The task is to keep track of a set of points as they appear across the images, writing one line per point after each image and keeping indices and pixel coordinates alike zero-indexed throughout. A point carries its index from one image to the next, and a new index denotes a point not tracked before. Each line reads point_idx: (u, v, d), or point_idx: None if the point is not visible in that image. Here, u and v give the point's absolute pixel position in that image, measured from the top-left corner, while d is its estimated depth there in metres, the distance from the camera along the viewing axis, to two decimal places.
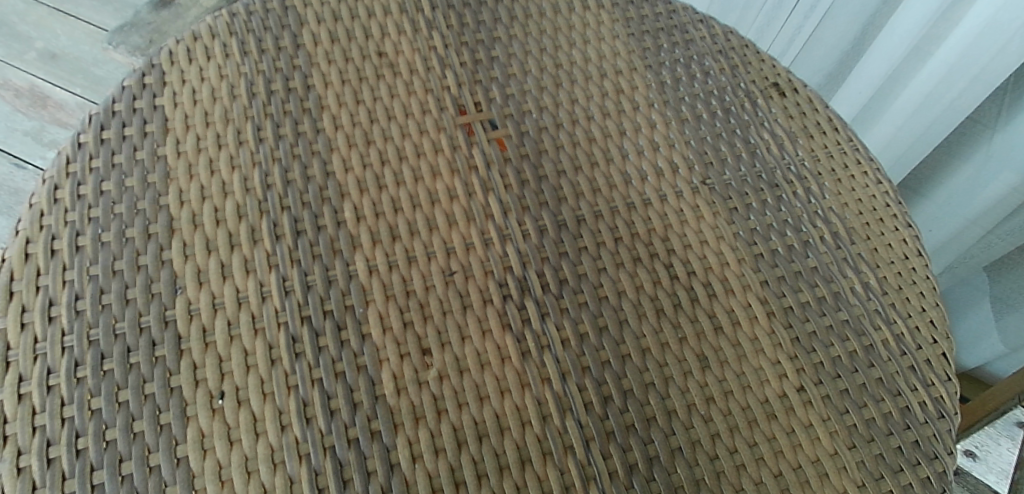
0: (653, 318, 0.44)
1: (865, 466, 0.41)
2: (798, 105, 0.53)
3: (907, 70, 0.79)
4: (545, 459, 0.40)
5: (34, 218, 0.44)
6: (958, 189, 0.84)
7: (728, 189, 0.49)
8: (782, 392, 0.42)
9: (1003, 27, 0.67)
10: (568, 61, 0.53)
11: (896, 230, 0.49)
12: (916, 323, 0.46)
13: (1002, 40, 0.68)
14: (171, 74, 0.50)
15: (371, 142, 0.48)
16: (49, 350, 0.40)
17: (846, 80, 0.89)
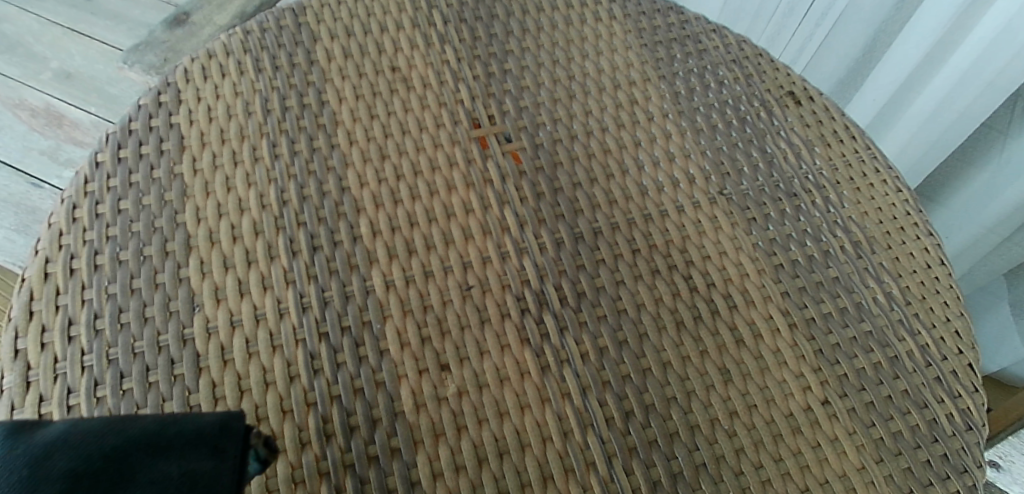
0: (673, 331, 0.43)
1: (893, 481, 0.40)
2: (813, 114, 0.53)
3: (920, 77, 0.79)
4: (567, 476, 0.39)
5: (52, 238, 0.44)
6: (970, 199, 0.83)
7: (745, 199, 0.48)
8: (806, 405, 0.42)
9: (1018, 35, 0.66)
10: (581, 73, 0.53)
11: (917, 239, 0.48)
12: (941, 334, 0.45)
13: (1017, 46, 0.67)
14: (186, 92, 0.50)
15: (386, 157, 0.48)
16: (69, 370, 0.40)
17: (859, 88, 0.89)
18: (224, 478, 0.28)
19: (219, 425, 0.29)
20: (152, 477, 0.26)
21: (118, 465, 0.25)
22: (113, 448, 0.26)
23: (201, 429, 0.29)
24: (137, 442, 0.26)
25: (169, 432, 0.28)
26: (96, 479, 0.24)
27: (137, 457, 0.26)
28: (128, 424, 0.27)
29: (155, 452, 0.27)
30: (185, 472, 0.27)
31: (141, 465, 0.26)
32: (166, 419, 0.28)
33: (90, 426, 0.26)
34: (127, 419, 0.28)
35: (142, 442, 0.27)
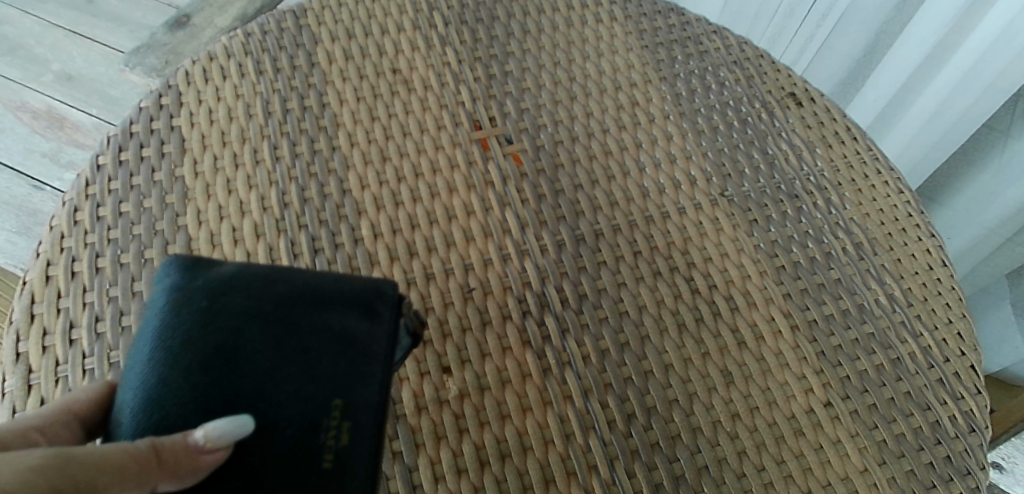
0: (674, 333, 0.43)
1: (897, 483, 0.40)
2: (815, 115, 0.53)
3: (921, 79, 0.79)
4: (569, 478, 0.39)
5: (54, 240, 0.44)
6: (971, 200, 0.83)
7: (747, 201, 0.48)
8: (808, 407, 0.42)
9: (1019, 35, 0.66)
10: (582, 75, 0.53)
11: (919, 240, 0.48)
12: (943, 335, 0.45)
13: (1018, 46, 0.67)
14: (187, 94, 0.50)
15: (387, 159, 0.48)
16: (70, 372, 0.40)
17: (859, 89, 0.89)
18: (376, 343, 0.33)
19: (374, 290, 0.34)
20: (306, 326, 0.32)
21: (279, 312, 0.32)
22: (278, 297, 0.33)
23: (357, 292, 0.34)
24: (298, 294, 0.33)
25: (331, 290, 0.34)
26: (267, 317, 0.32)
27: (296, 310, 0.33)
28: (292, 275, 0.34)
29: (313, 306, 0.33)
30: (338, 326, 0.33)
31: (303, 318, 0.33)
32: (332, 276, 0.35)
33: (257, 271, 0.33)
34: (293, 270, 0.34)
35: (307, 297, 0.33)
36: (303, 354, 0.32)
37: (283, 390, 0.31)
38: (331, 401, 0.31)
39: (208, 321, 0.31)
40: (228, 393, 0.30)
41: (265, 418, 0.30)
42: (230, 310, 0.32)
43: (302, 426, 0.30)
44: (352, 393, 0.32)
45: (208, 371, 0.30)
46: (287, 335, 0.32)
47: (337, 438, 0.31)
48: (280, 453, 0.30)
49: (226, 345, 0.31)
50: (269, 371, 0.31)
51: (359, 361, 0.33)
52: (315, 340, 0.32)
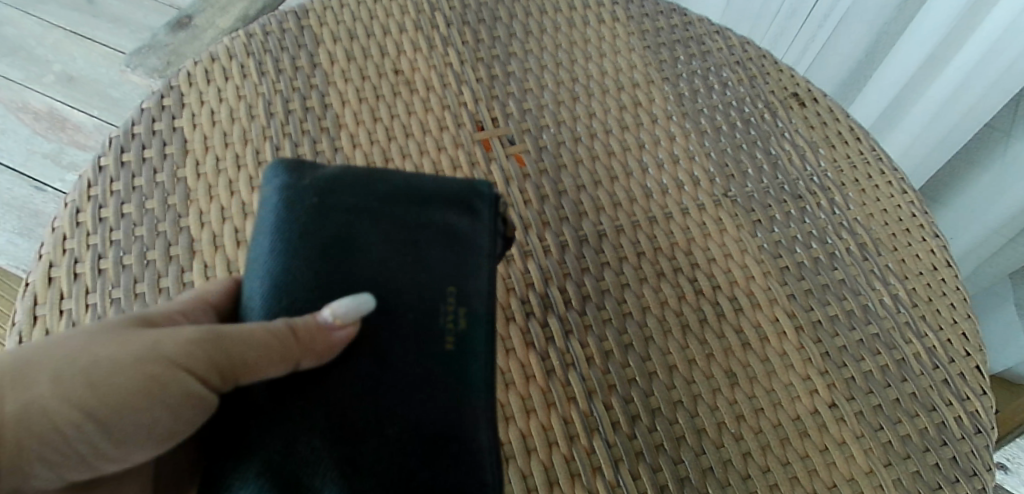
0: (678, 334, 0.43)
1: (903, 484, 0.40)
2: (818, 115, 0.53)
3: (922, 81, 0.79)
4: (573, 480, 0.39)
5: (56, 242, 0.44)
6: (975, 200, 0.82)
7: (750, 201, 0.48)
8: (813, 408, 0.41)
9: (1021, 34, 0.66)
10: (585, 75, 0.53)
11: (923, 240, 0.48)
12: (948, 336, 0.45)
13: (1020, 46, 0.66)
14: (189, 96, 0.50)
15: (389, 160, 0.48)
16: None
17: (862, 89, 0.88)
18: (479, 238, 0.35)
19: (470, 187, 0.36)
20: (412, 222, 0.34)
21: (388, 207, 0.34)
22: (385, 195, 0.34)
23: (455, 189, 0.35)
24: (401, 192, 0.34)
25: (431, 188, 0.35)
26: (377, 211, 0.33)
27: (401, 205, 0.34)
28: (392, 173, 0.35)
29: (415, 203, 0.34)
30: (442, 222, 0.34)
31: (409, 212, 0.34)
32: (427, 176, 0.36)
33: (357, 170, 0.34)
34: (391, 170, 0.35)
35: (408, 193, 0.35)
36: (414, 247, 0.33)
37: (402, 279, 0.33)
38: (446, 290, 0.33)
39: (321, 219, 0.32)
40: (350, 284, 0.32)
41: (388, 305, 0.32)
42: (340, 208, 0.33)
43: (422, 312, 0.33)
44: (464, 281, 0.34)
45: (328, 263, 0.32)
46: (397, 228, 0.33)
47: (456, 324, 0.33)
48: (403, 338, 0.32)
49: (342, 236, 0.32)
50: (386, 260, 0.33)
51: (465, 253, 0.34)
52: (423, 234, 0.34)
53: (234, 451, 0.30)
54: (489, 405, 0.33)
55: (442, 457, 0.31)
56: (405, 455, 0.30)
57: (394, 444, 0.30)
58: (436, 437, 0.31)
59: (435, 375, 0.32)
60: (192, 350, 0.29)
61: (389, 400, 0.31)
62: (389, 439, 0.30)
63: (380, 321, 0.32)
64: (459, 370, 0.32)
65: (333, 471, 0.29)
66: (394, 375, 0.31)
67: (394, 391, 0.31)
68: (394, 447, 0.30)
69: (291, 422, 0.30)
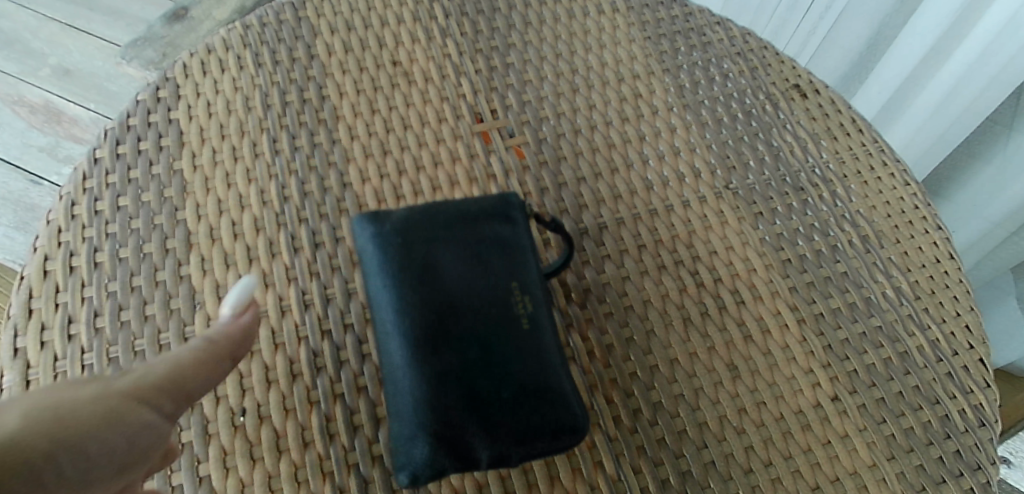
0: (680, 327, 0.43)
1: (906, 478, 0.40)
2: (820, 107, 0.52)
3: (922, 76, 0.77)
4: (575, 474, 0.39)
5: (51, 235, 0.43)
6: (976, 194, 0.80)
7: (752, 194, 0.48)
8: (816, 402, 0.41)
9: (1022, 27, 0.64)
10: (585, 66, 0.52)
11: (926, 233, 0.47)
12: (951, 328, 0.44)
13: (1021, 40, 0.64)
14: (185, 87, 0.49)
15: (387, 152, 0.48)
16: (69, 368, 0.40)
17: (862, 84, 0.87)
18: (523, 237, 0.40)
19: (502, 200, 0.41)
20: (471, 239, 0.38)
21: (452, 231, 0.38)
22: (447, 223, 0.38)
23: (490, 207, 0.40)
24: (453, 218, 0.39)
25: (473, 210, 0.39)
26: (446, 237, 0.38)
27: (456, 228, 0.38)
28: (438, 206, 0.39)
29: (469, 222, 0.39)
30: (493, 233, 0.39)
31: (466, 232, 0.38)
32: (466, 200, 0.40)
33: (411, 214, 0.39)
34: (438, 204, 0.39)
35: (458, 217, 0.39)
36: (479, 260, 0.38)
37: (480, 284, 0.37)
38: (511, 285, 0.38)
39: (409, 252, 0.37)
40: (444, 295, 0.36)
41: (472, 308, 0.37)
42: (419, 241, 0.38)
43: (501, 303, 0.37)
44: (522, 275, 0.38)
45: (418, 290, 0.36)
46: (462, 246, 0.38)
47: (526, 307, 0.37)
48: (496, 328, 0.36)
49: (421, 269, 0.37)
50: (463, 274, 0.37)
51: (517, 253, 0.39)
52: (482, 248, 0.38)
53: (407, 419, 0.35)
54: (563, 363, 0.38)
55: (544, 402, 0.35)
56: (522, 410, 0.35)
57: (512, 403, 0.35)
58: (540, 391, 0.36)
59: (523, 350, 0.36)
60: (140, 386, 0.29)
61: (496, 372, 0.35)
62: (504, 400, 0.35)
63: (474, 319, 0.36)
64: (540, 343, 0.37)
65: (478, 431, 0.35)
66: (498, 354, 0.36)
67: (501, 366, 0.36)
68: (512, 406, 0.35)
69: (433, 397, 0.35)
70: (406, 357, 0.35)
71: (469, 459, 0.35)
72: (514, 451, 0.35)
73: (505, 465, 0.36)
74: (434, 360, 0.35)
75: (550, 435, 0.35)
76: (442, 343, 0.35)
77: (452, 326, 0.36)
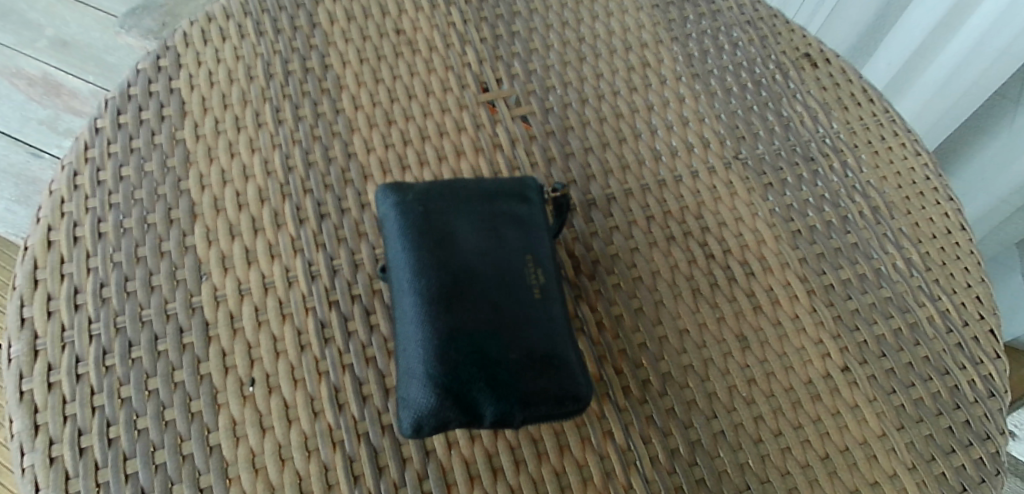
0: (689, 298, 0.43)
1: (915, 447, 0.40)
2: (831, 76, 0.51)
3: (925, 55, 0.72)
4: (584, 444, 0.39)
5: (54, 205, 0.43)
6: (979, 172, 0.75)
7: (762, 164, 0.47)
8: (825, 372, 0.41)
9: (1006, 28, 0.62)
10: (591, 35, 0.51)
11: (937, 204, 0.47)
12: (962, 299, 0.44)
13: (1005, 41, 0.62)
14: (185, 56, 0.48)
15: (392, 122, 0.47)
16: (76, 338, 0.39)
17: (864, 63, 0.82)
18: (538, 217, 0.40)
19: (519, 181, 0.41)
20: (488, 213, 0.39)
21: (470, 204, 0.39)
22: (465, 198, 0.39)
23: (508, 185, 0.40)
24: (472, 192, 0.39)
25: (491, 188, 0.40)
26: (464, 209, 0.38)
27: (476, 201, 0.39)
28: (459, 183, 0.40)
29: (487, 197, 0.39)
30: (509, 209, 0.39)
31: (484, 205, 0.39)
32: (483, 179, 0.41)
33: (434, 185, 0.39)
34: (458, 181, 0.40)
35: (478, 194, 0.39)
36: (497, 232, 0.38)
37: (497, 254, 0.37)
38: (523, 259, 0.38)
39: (428, 219, 0.38)
40: (460, 263, 0.36)
41: (487, 274, 0.37)
42: (438, 210, 0.38)
43: (512, 275, 0.37)
44: (535, 250, 0.38)
45: (438, 252, 0.37)
46: (481, 219, 0.38)
47: (538, 280, 0.37)
48: (508, 295, 0.36)
49: (441, 234, 0.37)
50: (479, 246, 0.37)
51: (532, 229, 0.39)
52: (498, 222, 0.38)
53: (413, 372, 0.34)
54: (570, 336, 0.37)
55: (551, 368, 0.35)
56: (528, 374, 0.35)
57: (519, 367, 0.35)
58: (546, 356, 0.35)
59: (533, 317, 0.36)
60: None
61: (507, 334, 0.35)
62: (512, 361, 0.35)
63: (488, 286, 0.36)
64: (549, 315, 0.37)
65: (485, 390, 0.34)
66: (508, 322, 0.36)
67: (509, 332, 0.35)
68: (518, 370, 0.35)
69: (443, 352, 0.34)
70: (418, 315, 0.35)
71: (473, 416, 0.34)
72: (517, 413, 0.34)
73: (507, 424, 0.35)
74: (446, 316, 0.35)
75: (554, 400, 0.35)
76: (454, 307, 0.35)
77: (466, 289, 0.36)
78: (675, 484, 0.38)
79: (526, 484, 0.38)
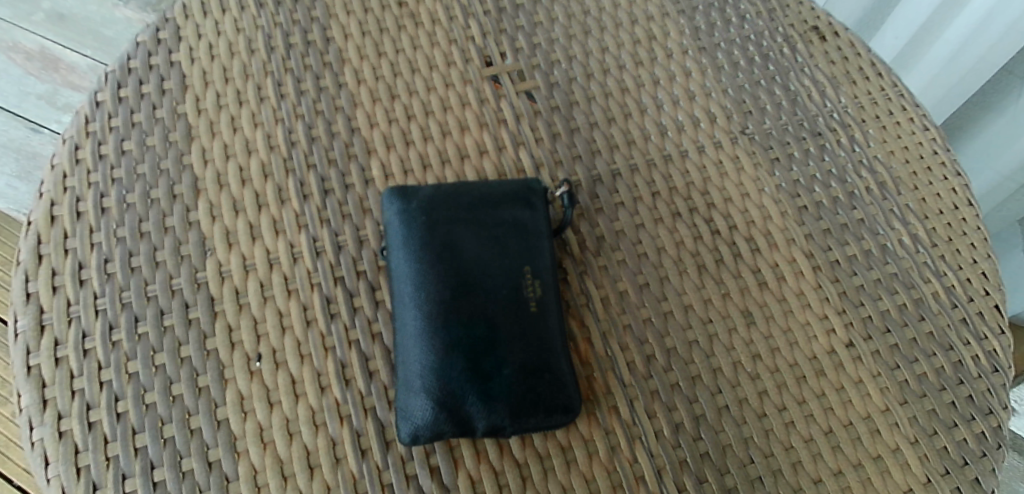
0: (695, 274, 0.43)
1: (918, 422, 0.40)
2: (840, 50, 0.50)
3: (936, 27, 0.71)
4: (590, 419, 0.39)
5: (56, 180, 0.42)
6: (983, 149, 0.74)
7: (769, 139, 0.47)
8: (830, 348, 0.41)
9: (1010, 9, 0.62)
10: (597, 8, 0.51)
11: (945, 179, 0.46)
12: (967, 275, 0.44)
13: (1009, 21, 0.62)
14: (185, 28, 0.47)
15: (396, 97, 0.46)
16: (82, 313, 0.39)
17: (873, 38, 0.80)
18: (541, 224, 0.40)
19: (525, 186, 0.40)
20: (491, 221, 0.39)
21: (474, 212, 0.39)
22: (469, 205, 0.39)
23: (514, 189, 0.40)
24: (477, 199, 0.39)
25: (496, 193, 0.40)
26: (467, 218, 0.38)
27: (479, 210, 0.39)
28: (465, 187, 0.40)
29: (491, 204, 0.39)
30: (511, 216, 0.39)
31: (488, 213, 0.39)
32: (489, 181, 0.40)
33: (441, 190, 0.39)
34: (465, 184, 0.40)
35: (483, 200, 0.39)
36: (499, 243, 0.38)
37: (497, 266, 0.38)
38: (523, 269, 0.38)
39: (432, 229, 0.38)
40: (461, 274, 0.37)
41: (486, 287, 0.37)
42: (442, 219, 0.38)
43: (511, 287, 0.37)
44: (535, 260, 0.39)
45: (441, 264, 0.37)
46: (483, 228, 0.38)
47: (536, 292, 0.38)
48: (505, 308, 0.37)
49: (445, 245, 0.38)
50: (481, 257, 0.38)
51: (534, 237, 0.39)
52: (500, 230, 0.39)
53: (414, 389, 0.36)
54: (564, 346, 0.38)
55: (543, 381, 0.36)
56: (521, 389, 0.36)
57: (512, 381, 0.36)
58: (539, 368, 0.37)
59: (529, 330, 0.37)
60: None
61: (501, 350, 0.36)
62: (505, 377, 0.36)
63: (486, 299, 0.37)
64: (545, 327, 0.37)
65: (479, 409, 0.36)
66: (504, 335, 0.36)
67: (504, 346, 0.36)
68: (511, 385, 0.36)
69: (440, 369, 0.36)
70: (418, 329, 0.36)
71: (466, 428, 0.36)
72: (508, 426, 0.36)
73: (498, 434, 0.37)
74: (444, 332, 0.36)
75: (543, 412, 0.36)
76: (452, 320, 0.36)
77: (465, 303, 0.36)
78: (680, 458, 0.39)
79: (532, 458, 0.38)
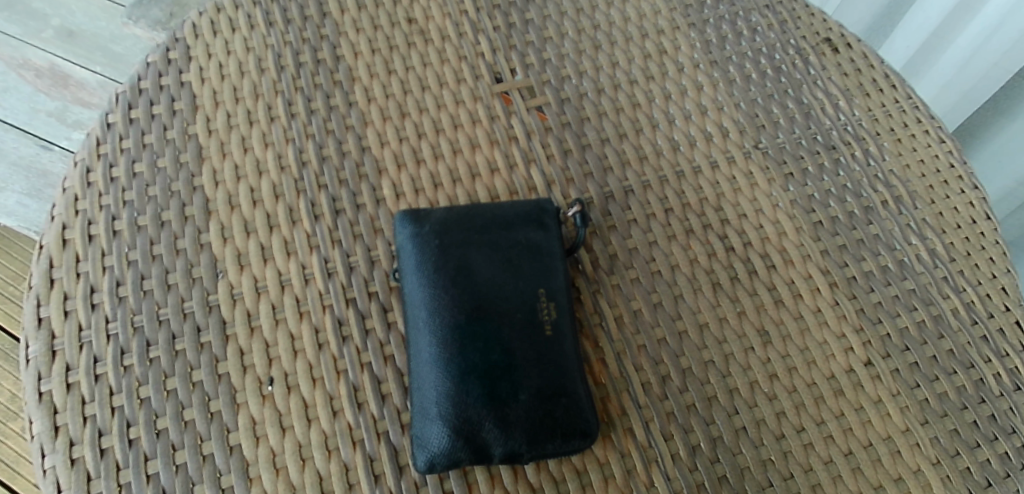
0: (709, 292, 0.42)
1: (939, 443, 0.40)
2: (853, 62, 0.50)
3: (942, 35, 0.70)
4: (606, 442, 0.39)
5: (68, 203, 0.42)
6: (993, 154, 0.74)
7: (782, 153, 0.46)
8: (848, 367, 0.41)
9: (1016, 25, 0.62)
10: (607, 22, 0.50)
11: (962, 192, 0.46)
12: (986, 291, 0.43)
13: (1015, 36, 0.62)
14: (196, 48, 0.47)
15: (406, 114, 0.46)
16: (93, 338, 0.39)
17: (880, 43, 0.79)
18: (555, 246, 0.39)
19: (538, 206, 0.40)
20: (504, 243, 0.38)
21: (487, 235, 0.38)
22: (482, 227, 0.39)
23: (527, 211, 0.40)
24: (490, 221, 0.39)
25: (509, 215, 0.39)
26: (480, 241, 0.38)
27: (493, 232, 0.39)
28: (478, 209, 0.39)
29: (504, 227, 0.39)
30: (524, 238, 0.39)
31: (501, 236, 0.39)
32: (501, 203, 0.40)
33: (454, 213, 0.39)
34: (477, 206, 0.40)
35: (497, 222, 0.39)
36: (513, 265, 0.38)
37: (512, 290, 0.37)
38: (538, 291, 0.38)
39: (445, 253, 0.38)
40: (476, 298, 0.37)
41: (501, 312, 0.37)
42: (455, 242, 0.38)
43: (526, 311, 0.37)
44: (550, 282, 0.38)
45: (456, 289, 0.37)
46: (498, 252, 0.38)
47: (551, 314, 0.37)
48: (522, 331, 0.37)
49: (459, 269, 0.37)
50: (495, 280, 0.37)
51: (548, 259, 0.39)
52: (514, 252, 0.38)
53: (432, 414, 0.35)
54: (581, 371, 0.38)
55: (560, 407, 0.36)
56: (538, 414, 0.36)
57: (529, 406, 0.36)
58: (556, 393, 0.36)
59: (545, 354, 0.37)
60: None
61: (517, 376, 0.36)
62: (521, 403, 0.35)
63: (501, 322, 0.36)
64: (560, 351, 0.37)
65: (497, 434, 0.35)
66: (520, 360, 0.36)
67: (520, 371, 0.36)
68: (528, 411, 0.35)
69: (457, 394, 0.35)
70: (434, 354, 0.36)
71: (484, 455, 0.35)
72: (526, 451, 0.35)
73: (516, 461, 0.36)
74: (460, 357, 0.36)
75: (561, 438, 0.36)
76: (469, 346, 0.36)
77: (480, 328, 0.36)
78: (697, 481, 0.38)
79: (547, 483, 0.38)
